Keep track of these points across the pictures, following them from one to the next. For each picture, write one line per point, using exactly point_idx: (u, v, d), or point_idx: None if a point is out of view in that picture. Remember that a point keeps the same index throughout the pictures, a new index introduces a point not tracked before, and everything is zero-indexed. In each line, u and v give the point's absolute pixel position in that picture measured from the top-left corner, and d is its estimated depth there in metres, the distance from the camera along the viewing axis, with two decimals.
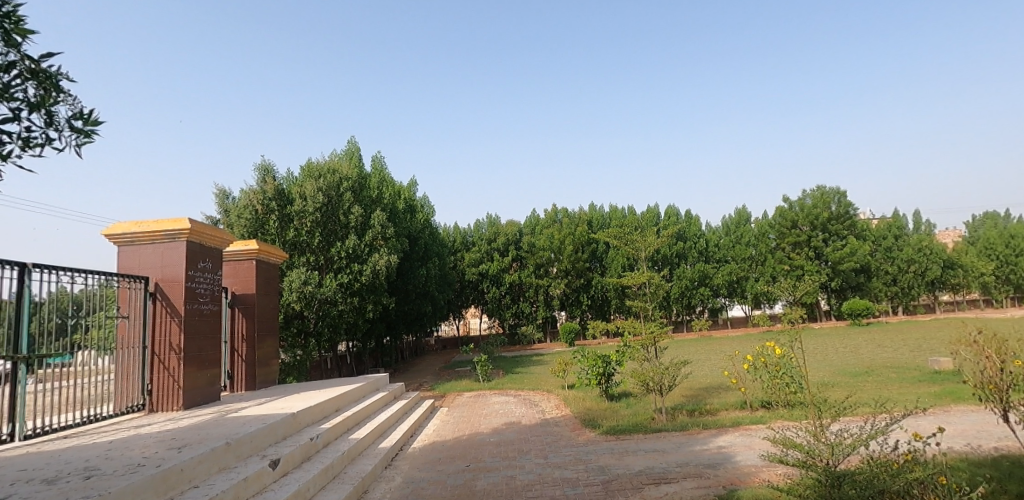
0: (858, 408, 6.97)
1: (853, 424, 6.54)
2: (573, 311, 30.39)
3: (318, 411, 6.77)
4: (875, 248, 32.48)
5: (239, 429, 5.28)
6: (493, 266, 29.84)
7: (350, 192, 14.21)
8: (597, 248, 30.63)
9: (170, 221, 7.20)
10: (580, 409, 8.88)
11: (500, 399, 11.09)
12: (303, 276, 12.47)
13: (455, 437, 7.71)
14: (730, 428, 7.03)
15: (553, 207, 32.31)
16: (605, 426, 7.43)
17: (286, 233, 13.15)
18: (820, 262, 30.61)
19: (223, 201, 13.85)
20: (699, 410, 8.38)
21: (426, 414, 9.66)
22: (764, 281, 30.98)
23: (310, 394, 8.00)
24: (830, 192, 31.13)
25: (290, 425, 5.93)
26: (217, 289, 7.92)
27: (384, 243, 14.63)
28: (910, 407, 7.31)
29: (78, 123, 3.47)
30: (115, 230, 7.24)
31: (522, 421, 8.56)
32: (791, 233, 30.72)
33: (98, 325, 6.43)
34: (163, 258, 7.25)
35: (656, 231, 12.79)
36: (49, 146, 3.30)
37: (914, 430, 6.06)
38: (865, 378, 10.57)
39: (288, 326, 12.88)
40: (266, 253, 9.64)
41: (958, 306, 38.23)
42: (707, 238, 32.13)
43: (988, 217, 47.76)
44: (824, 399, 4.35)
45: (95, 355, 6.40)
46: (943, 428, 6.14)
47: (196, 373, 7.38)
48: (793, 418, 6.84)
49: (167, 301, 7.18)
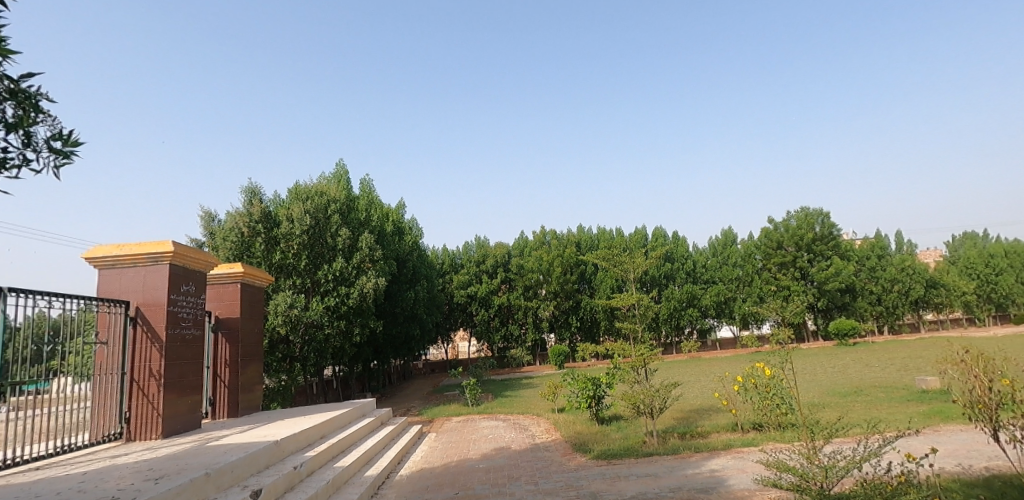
0: (850, 429, 6.93)
1: (846, 445, 6.34)
2: (562, 333, 30.26)
3: (302, 438, 6.62)
4: (859, 268, 32.85)
5: (220, 458, 5.13)
6: (481, 289, 29.72)
7: (338, 214, 14.13)
8: (586, 269, 30.65)
9: (153, 244, 7.09)
10: (570, 433, 8.76)
11: (489, 424, 10.93)
12: (289, 299, 12.32)
13: (444, 464, 7.56)
14: (722, 451, 6.95)
15: (542, 229, 32.34)
16: (596, 450, 7.32)
17: (272, 256, 13.01)
18: (806, 282, 30.82)
19: (209, 224, 13.72)
20: (691, 433, 8.30)
21: (414, 440, 9.50)
22: (752, 302, 31.09)
23: (294, 421, 7.83)
24: (814, 213, 31.51)
25: (273, 454, 5.77)
26: (200, 313, 7.77)
27: (372, 265, 14.49)
28: (901, 427, 7.29)
29: (57, 144, 3.42)
30: (96, 253, 7.11)
31: (512, 446, 8.42)
32: (776, 253, 30.99)
33: (75, 350, 6.27)
34: (144, 282, 7.11)
35: (645, 252, 12.82)
36: (26, 167, 3.25)
37: (906, 451, 6.03)
38: (854, 398, 10.57)
39: (273, 350, 12.68)
40: (251, 277, 9.51)
41: (942, 325, 38.62)
42: (694, 259, 32.32)
43: (968, 237, 48.60)
44: (817, 420, 4.31)
45: (73, 381, 6.23)
46: (935, 448, 6.12)
47: (177, 400, 7.20)
48: (785, 440, 6.78)
49: (148, 325, 7.03)
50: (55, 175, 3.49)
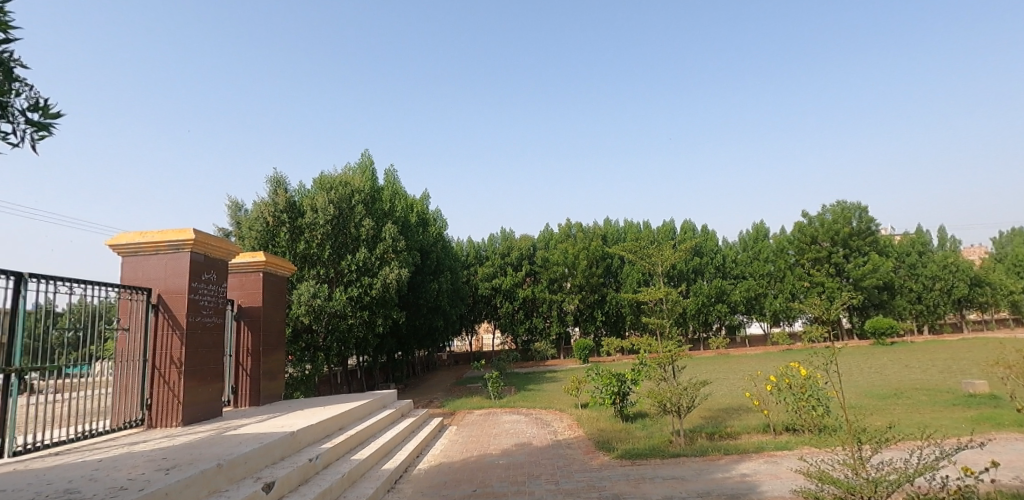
0: (901, 437, 6.47)
1: (896, 453, 5.94)
2: (587, 327, 29.88)
3: (320, 429, 6.51)
4: (899, 265, 31.71)
5: (233, 449, 5.02)
6: (506, 281, 29.56)
7: (362, 205, 14.06)
8: (612, 263, 30.24)
9: (175, 232, 7.06)
10: (594, 430, 8.51)
11: (511, 418, 10.74)
12: (312, 289, 12.30)
13: (463, 459, 7.39)
14: (754, 454, 6.62)
15: (568, 222, 31.95)
16: (620, 449, 7.07)
17: (296, 246, 13.02)
18: (840, 278, 29.83)
19: (236, 214, 13.81)
20: (720, 433, 7.98)
21: (435, 433, 9.36)
22: (784, 298, 30.25)
23: (314, 410, 7.76)
24: (851, 207, 30.53)
25: (288, 445, 5.66)
26: (221, 302, 7.72)
27: (395, 256, 14.38)
28: (954, 435, 6.84)
29: (34, 116, 3.37)
30: (119, 240, 7.12)
31: (534, 442, 8.20)
32: (810, 249, 30.07)
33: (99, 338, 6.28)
34: (166, 270, 7.07)
35: (674, 246, 12.45)
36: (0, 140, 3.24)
37: (965, 463, 5.57)
38: (894, 401, 10.09)
39: (297, 340, 12.71)
40: (273, 266, 9.47)
41: (986, 324, 37.09)
42: (723, 254, 31.61)
43: (1015, 233, 46.54)
44: (863, 427, 4.03)
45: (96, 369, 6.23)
46: (997, 460, 5.66)
47: (198, 388, 7.16)
48: (822, 445, 6.41)
49: (169, 313, 7.00)
50: (35, 148, 3.46)
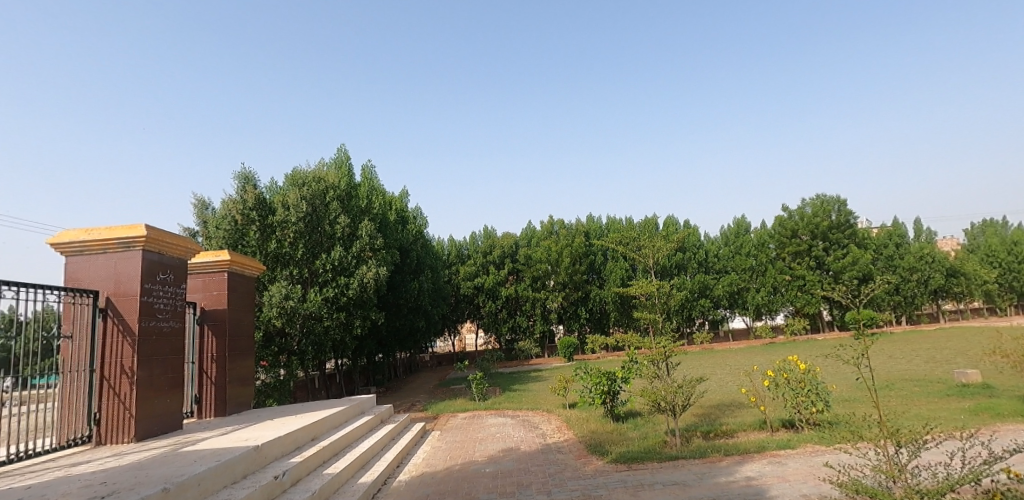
0: (938, 435, 5.95)
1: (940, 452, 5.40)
2: (571, 324, 29.50)
3: (289, 441, 5.96)
4: (877, 257, 31.92)
5: (186, 469, 4.47)
6: (489, 279, 29.11)
7: (337, 202, 13.48)
8: (595, 259, 29.90)
9: (125, 228, 6.47)
10: (584, 432, 8.07)
11: (497, 421, 10.26)
12: (284, 290, 11.68)
13: (447, 468, 6.89)
14: (756, 455, 6.22)
15: (550, 219, 31.51)
16: (614, 453, 6.63)
17: (267, 245, 12.40)
18: (821, 271, 29.88)
19: (202, 212, 13.12)
20: (715, 432, 7.60)
21: (416, 440, 8.83)
22: (766, 292, 30.25)
23: (284, 420, 7.20)
24: (830, 200, 30.71)
25: (252, 461, 5.12)
26: (180, 305, 7.13)
27: (373, 255, 13.78)
28: (974, 430, 6.45)
29: None
30: (62, 238, 6.49)
31: (521, 447, 7.74)
32: (791, 242, 30.12)
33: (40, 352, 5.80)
34: (116, 270, 6.47)
35: (664, 237, 12.11)
36: None
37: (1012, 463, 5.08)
38: (887, 393, 9.83)
39: (269, 344, 12.05)
40: (240, 265, 8.84)
41: (961, 314, 37.63)
42: (706, 249, 31.50)
43: (987, 224, 47.44)
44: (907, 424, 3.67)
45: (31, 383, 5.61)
46: None
47: (154, 400, 6.55)
48: (830, 444, 6.01)
49: (120, 317, 6.40)
50: None
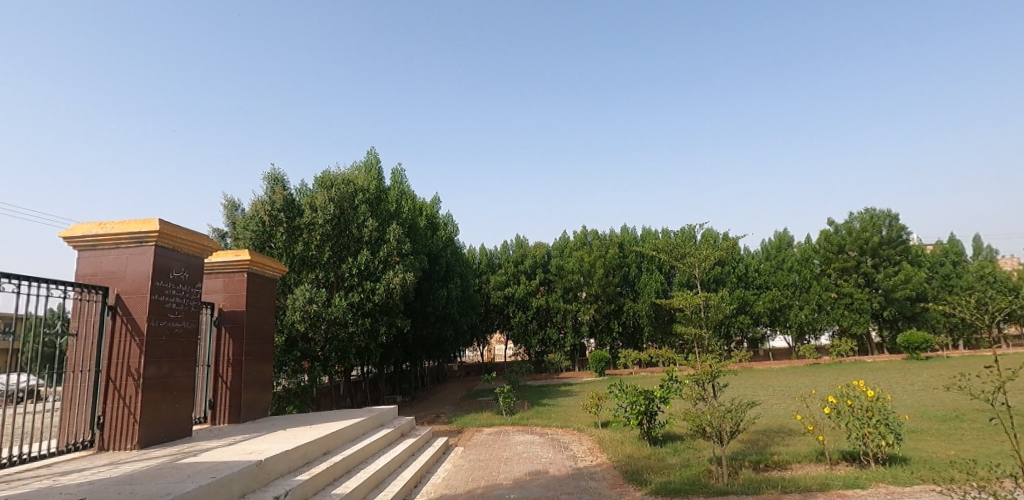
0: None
1: None
2: (603, 338, 28.50)
3: (297, 455, 5.49)
4: (932, 276, 30.07)
5: (175, 487, 4.00)
6: (519, 290, 28.64)
7: (366, 204, 13.13)
8: (629, 271, 28.97)
9: (138, 223, 6.15)
10: (619, 456, 7.40)
11: (524, 438, 9.63)
12: (308, 293, 11.34)
13: (467, 491, 6.30)
14: (819, 494, 5.45)
15: (584, 229, 30.72)
16: (655, 483, 5.94)
17: (294, 247, 12.13)
18: (870, 289, 28.28)
19: (232, 213, 12.95)
20: (767, 462, 6.84)
21: (437, 456, 8.27)
22: (810, 310, 28.78)
23: (297, 431, 6.73)
24: (880, 215, 29.25)
25: (253, 478, 4.65)
26: (194, 305, 6.77)
27: (401, 260, 13.34)
28: None
29: None
30: (75, 232, 6.21)
31: (550, 470, 7.10)
32: (837, 258, 28.62)
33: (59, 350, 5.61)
34: (126, 266, 6.14)
35: (710, 246, 11.23)
36: None
37: None
38: (958, 425, 8.82)
39: (291, 349, 11.68)
40: (260, 265, 8.47)
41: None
42: (746, 263, 30.33)
43: None
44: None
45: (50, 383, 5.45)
46: None
47: (161, 404, 6.16)
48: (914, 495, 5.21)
49: (128, 317, 6.06)
50: None
